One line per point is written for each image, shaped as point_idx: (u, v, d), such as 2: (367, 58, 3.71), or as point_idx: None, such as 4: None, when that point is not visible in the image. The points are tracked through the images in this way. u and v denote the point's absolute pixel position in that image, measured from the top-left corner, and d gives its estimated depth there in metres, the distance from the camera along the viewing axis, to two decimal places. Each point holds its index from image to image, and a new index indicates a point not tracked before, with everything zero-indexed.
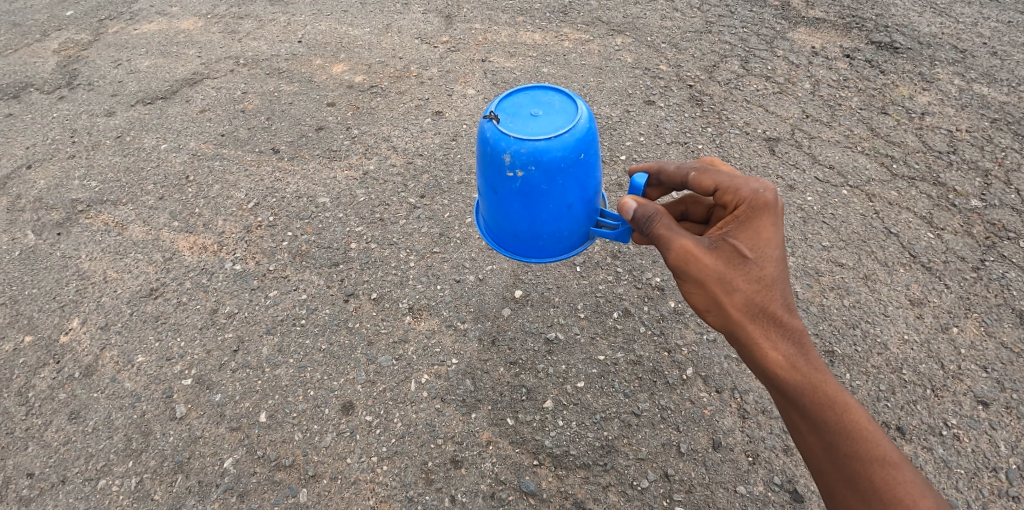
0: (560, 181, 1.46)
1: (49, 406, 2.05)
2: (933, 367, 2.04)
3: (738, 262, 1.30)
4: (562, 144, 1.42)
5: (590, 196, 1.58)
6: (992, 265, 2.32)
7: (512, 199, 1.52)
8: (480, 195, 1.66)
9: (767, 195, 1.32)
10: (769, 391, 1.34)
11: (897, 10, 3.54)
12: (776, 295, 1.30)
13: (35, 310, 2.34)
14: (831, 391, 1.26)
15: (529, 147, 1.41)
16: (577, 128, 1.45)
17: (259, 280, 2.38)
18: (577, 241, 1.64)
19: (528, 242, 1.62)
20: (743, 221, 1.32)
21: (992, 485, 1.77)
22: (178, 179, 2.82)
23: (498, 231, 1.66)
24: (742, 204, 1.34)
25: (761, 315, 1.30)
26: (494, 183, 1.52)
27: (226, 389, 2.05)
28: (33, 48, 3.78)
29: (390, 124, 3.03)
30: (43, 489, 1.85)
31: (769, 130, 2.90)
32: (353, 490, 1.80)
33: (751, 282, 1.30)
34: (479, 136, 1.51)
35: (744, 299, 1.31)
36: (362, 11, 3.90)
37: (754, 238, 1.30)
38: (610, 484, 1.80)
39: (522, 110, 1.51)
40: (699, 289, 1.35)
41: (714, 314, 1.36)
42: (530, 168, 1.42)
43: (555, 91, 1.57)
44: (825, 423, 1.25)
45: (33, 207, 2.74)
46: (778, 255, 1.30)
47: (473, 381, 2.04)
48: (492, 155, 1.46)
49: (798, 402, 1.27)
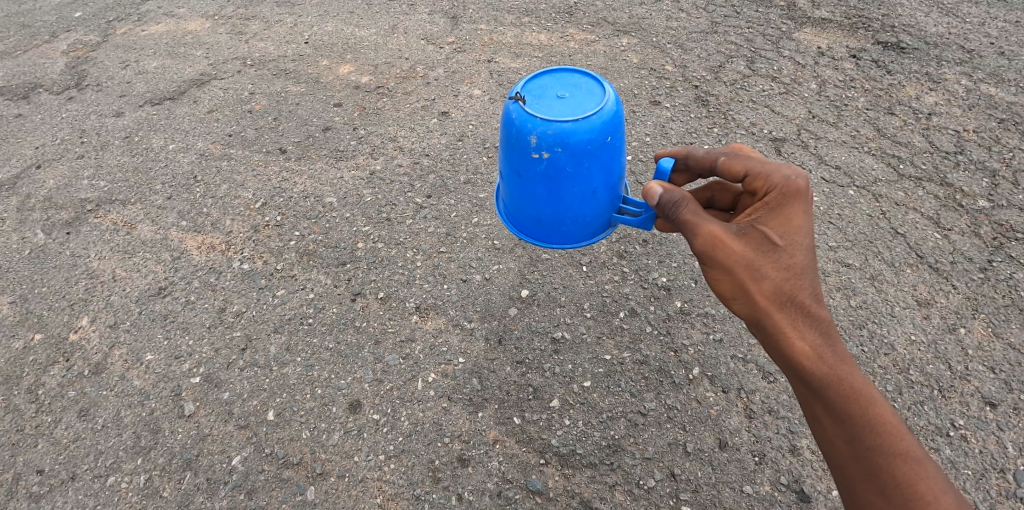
0: (585, 164, 1.47)
1: (58, 403, 2.06)
2: (940, 368, 2.03)
3: (767, 249, 1.31)
4: (589, 126, 1.43)
5: (615, 181, 1.59)
6: (999, 266, 2.31)
7: (537, 183, 1.53)
8: (502, 178, 1.67)
9: (799, 182, 1.33)
10: (792, 382, 1.34)
11: (904, 10, 3.54)
12: (804, 284, 1.30)
13: (45, 309, 2.36)
14: (856, 384, 1.25)
15: (556, 129, 1.41)
16: (604, 110, 1.46)
17: (267, 279, 2.39)
18: (600, 227, 1.65)
19: (552, 228, 1.63)
20: (774, 207, 1.34)
21: (1000, 486, 1.77)
22: (186, 179, 2.84)
23: (521, 216, 1.67)
24: (772, 190, 1.35)
25: (790, 303, 1.30)
26: (518, 166, 1.53)
27: (234, 387, 2.06)
28: (41, 49, 3.81)
29: (397, 125, 3.04)
30: (52, 486, 1.86)
31: (775, 131, 2.90)
32: (360, 488, 1.81)
33: (780, 270, 1.30)
34: (505, 117, 1.51)
35: (772, 287, 1.30)
36: (368, 12, 3.92)
37: (784, 225, 1.31)
38: (616, 483, 1.81)
39: (548, 92, 1.52)
40: (725, 275, 1.34)
41: (741, 302, 1.35)
42: (556, 150, 1.43)
43: (581, 74, 1.58)
44: (849, 416, 1.25)
45: (42, 207, 2.76)
46: (808, 243, 1.30)
47: (480, 380, 2.05)
48: (517, 137, 1.47)
49: (822, 393, 1.27)
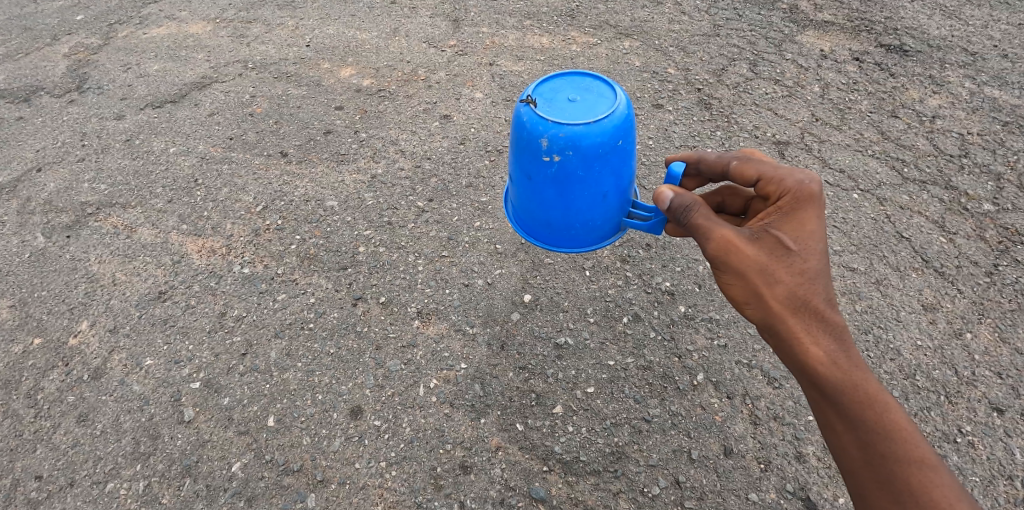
0: (597, 168, 1.45)
1: (57, 408, 2.04)
2: (947, 374, 2.01)
3: (781, 253, 1.28)
4: (601, 129, 1.41)
5: (625, 185, 1.57)
6: (1005, 270, 2.30)
7: (547, 185, 1.51)
8: (511, 180, 1.66)
9: (813, 187, 1.32)
10: (804, 388, 1.31)
11: (906, 13, 3.53)
12: (819, 289, 1.27)
13: (44, 312, 2.34)
14: (871, 389, 1.23)
15: (567, 132, 1.40)
16: (616, 113, 1.44)
17: (268, 283, 2.37)
18: (609, 231, 1.64)
19: (561, 231, 1.61)
20: (787, 212, 1.32)
21: (1008, 493, 1.75)
22: (187, 182, 2.83)
23: (529, 219, 1.65)
24: (785, 195, 1.34)
25: (804, 309, 1.27)
26: (528, 168, 1.51)
27: (235, 392, 2.05)
28: (43, 52, 3.80)
29: (398, 128, 3.03)
30: (51, 492, 1.84)
31: (779, 134, 2.88)
32: (361, 495, 1.79)
33: (794, 274, 1.27)
34: (515, 119, 1.50)
35: (786, 292, 1.28)
36: (370, 15, 3.91)
37: (799, 229, 1.30)
38: (620, 491, 1.79)
39: (559, 94, 1.51)
40: (738, 280, 1.32)
41: (754, 307, 1.33)
42: (567, 153, 1.42)
43: (592, 77, 1.57)
44: (863, 422, 1.23)
45: (42, 210, 2.75)
46: (822, 248, 1.28)
47: (482, 386, 2.03)
48: (528, 140, 1.46)
49: (836, 399, 1.25)
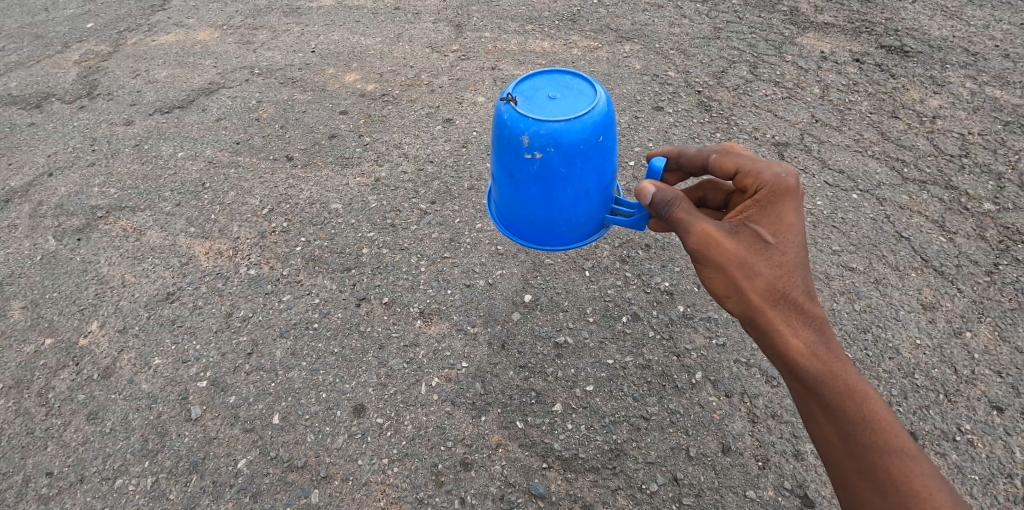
0: (578, 164, 1.49)
1: (68, 406, 2.09)
2: (946, 372, 2.02)
3: (760, 247, 1.31)
4: (581, 125, 1.44)
5: (607, 182, 1.61)
6: (1005, 269, 2.31)
7: (530, 183, 1.54)
8: (494, 180, 1.69)
9: (789, 180, 1.34)
10: (787, 380, 1.34)
11: (907, 14, 3.54)
12: (797, 281, 1.30)
13: (55, 314, 2.39)
14: (850, 379, 1.25)
15: (548, 129, 1.43)
16: (596, 110, 1.47)
17: (273, 284, 2.42)
18: (593, 228, 1.67)
19: (545, 229, 1.65)
20: (765, 204, 1.34)
21: (1008, 491, 1.75)
22: (195, 186, 2.88)
23: (513, 217, 1.68)
24: (762, 188, 1.36)
25: (783, 301, 1.30)
26: (511, 167, 1.54)
27: (240, 391, 2.09)
28: (54, 59, 3.87)
29: (401, 132, 3.07)
30: (61, 488, 1.88)
31: (778, 135, 2.90)
32: (363, 491, 1.82)
33: (773, 267, 1.30)
34: (496, 118, 1.53)
35: (765, 284, 1.31)
36: (374, 21, 3.96)
37: (776, 223, 1.32)
38: (619, 487, 1.81)
39: (540, 93, 1.54)
40: (719, 274, 1.35)
41: (735, 299, 1.35)
42: (549, 150, 1.45)
43: (572, 75, 1.60)
44: (844, 413, 1.25)
45: (54, 214, 2.81)
46: (799, 241, 1.31)
47: (483, 384, 2.06)
48: (510, 138, 1.49)
49: (817, 390, 1.27)
